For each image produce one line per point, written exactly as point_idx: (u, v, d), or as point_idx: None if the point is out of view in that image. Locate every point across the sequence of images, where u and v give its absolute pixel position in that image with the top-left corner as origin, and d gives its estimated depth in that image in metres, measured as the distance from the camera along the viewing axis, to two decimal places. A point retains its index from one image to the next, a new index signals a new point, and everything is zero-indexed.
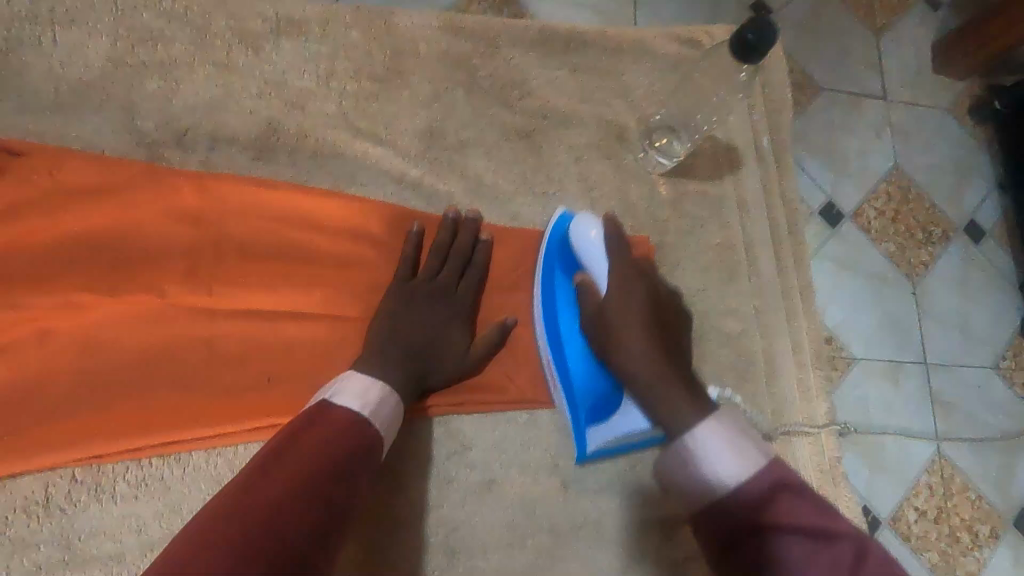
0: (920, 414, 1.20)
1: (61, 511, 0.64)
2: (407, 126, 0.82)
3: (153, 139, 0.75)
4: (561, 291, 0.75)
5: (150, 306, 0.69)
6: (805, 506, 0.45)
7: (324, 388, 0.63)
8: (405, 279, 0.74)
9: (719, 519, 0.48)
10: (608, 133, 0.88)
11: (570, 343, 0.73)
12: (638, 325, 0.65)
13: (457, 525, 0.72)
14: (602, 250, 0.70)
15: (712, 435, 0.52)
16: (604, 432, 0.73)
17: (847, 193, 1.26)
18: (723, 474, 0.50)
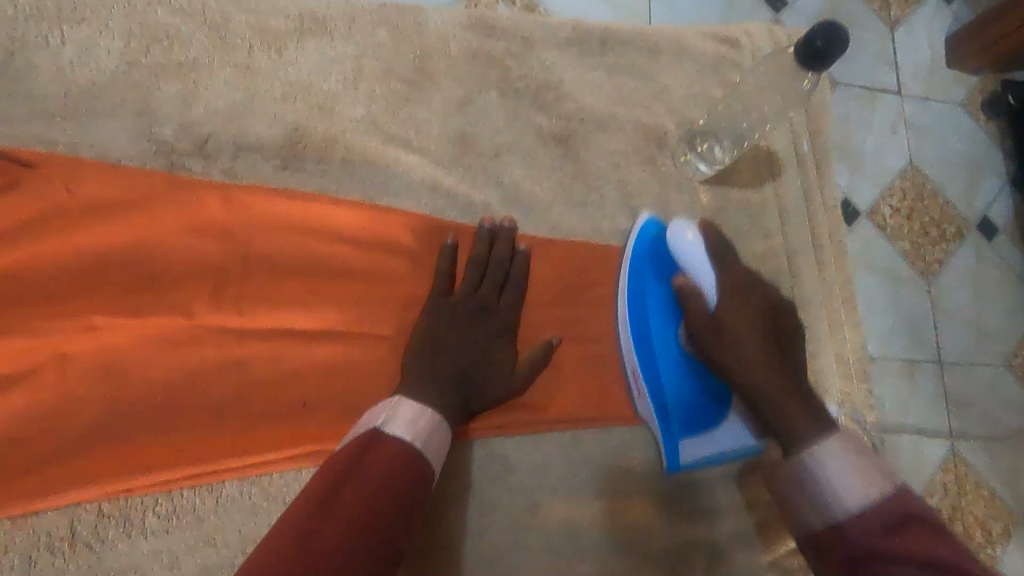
0: (933, 413, 1.19)
1: (88, 547, 0.60)
2: (440, 131, 0.78)
3: (173, 146, 0.70)
4: (651, 297, 0.74)
5: (177, 328, 0.65)
6: (935, 542, 0.43)
7: (374, 413, 0.59)
8: (442, 295, 0.71)
9: (838, 540, 0.48)
10: (647, 137, 0.84)
11: (663, 351, 0.73)
12: (751, 335, 0.66)
13: (502, 551, 0.69)
14: (701, 251, 0.70)
15: (834, 458, 0.51)
16: (695, 443, 0.73)
17: (863, 190, 1.24)
18: (842, 497, 0.49)
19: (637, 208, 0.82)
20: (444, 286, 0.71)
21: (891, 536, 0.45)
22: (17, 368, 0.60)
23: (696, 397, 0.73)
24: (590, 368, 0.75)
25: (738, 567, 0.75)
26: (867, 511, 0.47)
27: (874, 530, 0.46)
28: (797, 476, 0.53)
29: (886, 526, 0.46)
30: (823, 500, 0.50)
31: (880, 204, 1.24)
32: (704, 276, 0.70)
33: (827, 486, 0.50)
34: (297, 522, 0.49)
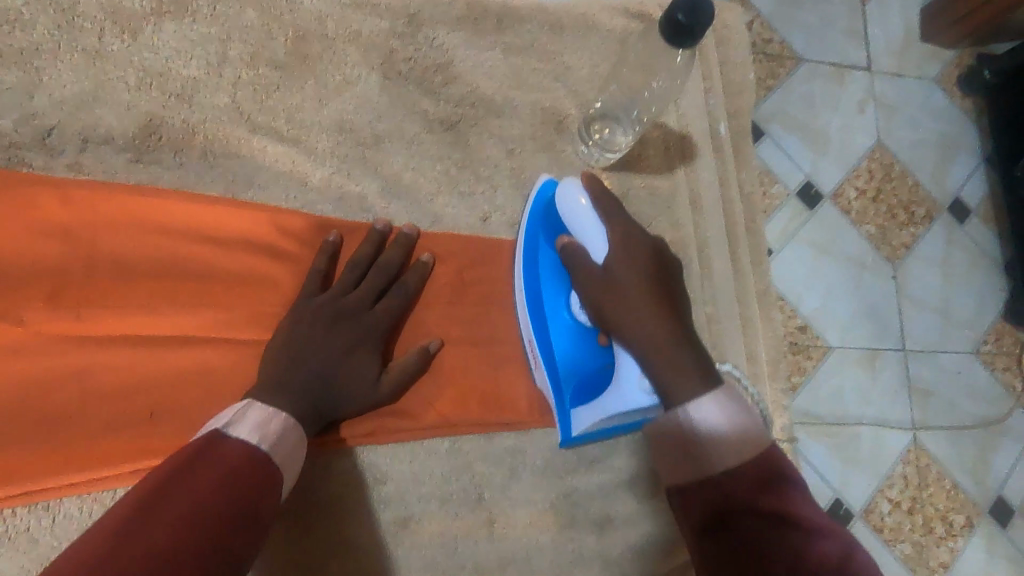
0: (895, 402, 1.14)
1: None
2: (314, 119, 0.73)
3: (11, 139, 0.65)
4: (544, 258, 0.69)
5: (9, 337, 0.61)
6: (800, 501, 0.49)
7: (217, 415, 0.54)
8: (311, 294, 0.66)
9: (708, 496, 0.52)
10: (545, 121, 0.79)
11: (554, 314, 0.68)
12: (643, 289, 0.61)
13: (371, 567, 0.65)
14: (590, 212, 0.63)
15: (714, 411, 0.55)
16: (590, 414, 0.67)
17: (825, 172, 1.17)
18: (720, 451, 0.54)
19: (533, 198, 0.77)
20: (315, 283, 0.66)
21: (762, 494, 0.50)
22: None
23: (586, 364, 0.67)
24: (474, 371, 0.71)
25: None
26: (747, 472, 0.52)
27: (746, 490, 0.51)
28: (681, 433, 0.56)
29: (757, 489, 0.51)
30: (700, 453, 0.54)
31: (847, 186, 1.18)
32: (590, 232, 0.63)
33: (721, 437, 0.54)
34: (119, 520, 0.42)
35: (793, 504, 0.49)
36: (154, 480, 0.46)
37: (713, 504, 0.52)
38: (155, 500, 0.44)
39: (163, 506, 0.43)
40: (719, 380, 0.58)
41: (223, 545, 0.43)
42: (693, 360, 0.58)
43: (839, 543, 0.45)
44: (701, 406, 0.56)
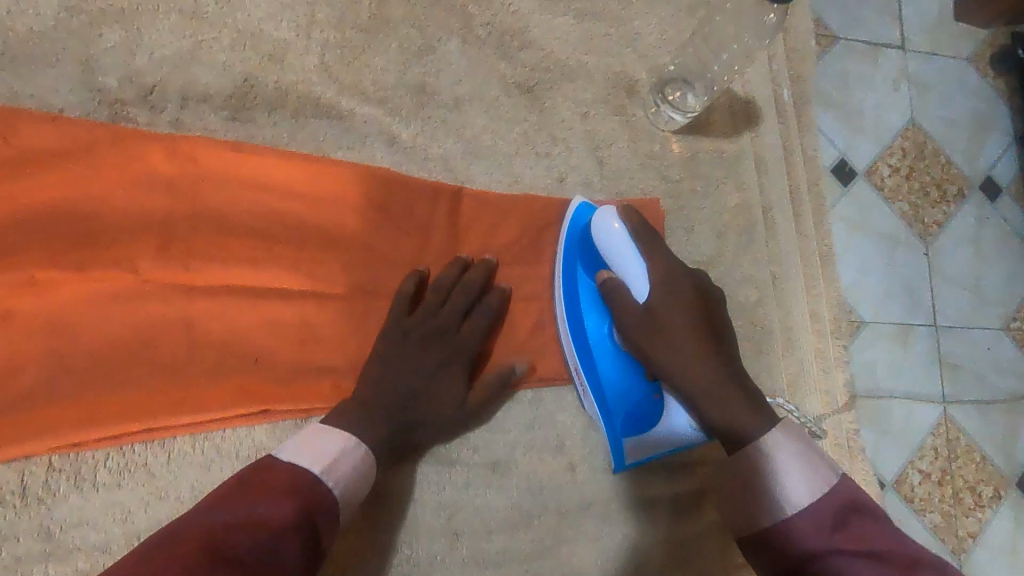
0: (927, 379, 1.16)
1: (39, 501, 0.60)
2: (397, 81, 0.75)
3: (116, 97, 0.68)
4: (583, 287, 0.71)
5: (123, 284, 0.64)
6: (873, 529, 0.50)
7: (279, 445, 0.56)
8: (411, 295, 0.68)
9: (784, 546, 0.52)
10: (617, 86, 0.81)
11: (599, 348, 0.69)
12: (685, 322, 0.64)
13: (460, 508, 0.68)
14: (627, 241, 0.65)
15: (776, 454, 0.56)
16: (642, 442, 0.68)
17: (861, 150, 1.19)
18: (794, 489, 0.54)
19: (606, 159, 0.79)
20: (415, 278, 0.69)
21: (840, 528, 0.50)
22: None
23: (636, 391, 0.68)
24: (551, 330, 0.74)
25: (703, 524, 0.74)
26: (818, 508, 0.52)
27: (822, 528, 0.51)
28: (754, 466, 0.57)
29: (834, 524, 0.51)
30: (770, 501, 0.54)
31: (879, 164, 1.19)
32: (631, 269, 0.65)
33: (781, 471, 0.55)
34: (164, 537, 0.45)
35: (872, 534, 0.49)
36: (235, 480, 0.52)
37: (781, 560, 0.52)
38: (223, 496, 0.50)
39: (227, 498, 0.49)
40: (769, 409, 0.62)
41: (263, 545, 0.46)
42: (740, 400, 0.62)
43: (935, 566, 0.46)
44: (765, 445, 0.57)
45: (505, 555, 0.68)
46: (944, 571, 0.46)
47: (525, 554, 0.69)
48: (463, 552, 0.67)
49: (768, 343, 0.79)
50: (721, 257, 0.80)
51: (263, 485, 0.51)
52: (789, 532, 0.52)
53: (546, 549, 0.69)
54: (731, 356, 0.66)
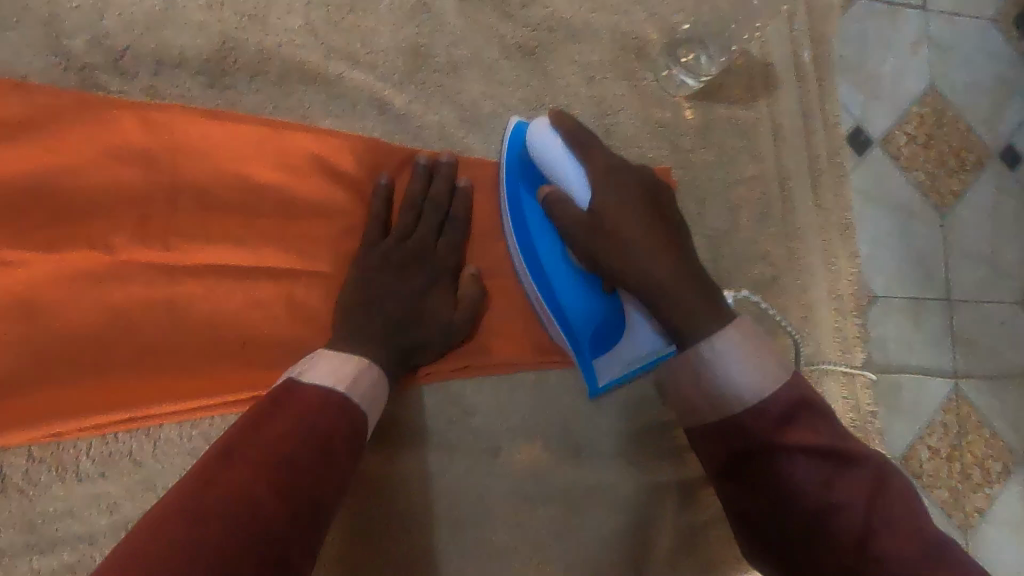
0: (938, 352, 1.12)
1: (21, 492, 0.58)
2: (388, 43, 0.70)
3: (85, 62, 0.63)
4: (529, 210, 0.65)
5: (99, 265, 0.60)
6: (822, 429, 0.50)
7: (293, 365, 0.54)
8: (377, 240, 0.64)
9: (731, 431, 0.52)
10: (625, 47, 0.75)
11: (555, 270, 0.65)
12: (641, 229, 0.60)
13: (461, 495, 0.66)
14: (562, 146, 0.61)
15: (725, 346, 0.53)
16: (610, 360, 0.66)
17: (878, 115, 1.12)
18: (749, 385, 0.51)
19: (613, 128, 0.74)
20: (376, 233, 0.64)
21: (787, 427, 0.50)
22: None
23: (598, 309, 0.64)
24: None
25: (713, 510, 0.71)
26: (772, 400, 0.50)
27: (770, 426, 0.50)
28: (699, 364, 0.53)
29: (782, 422, 0.50)
30: (726, 392, 0.52)
31: (896, 132, 1.13)
32: (572, 176, 0.61)
33: (737, 371, 0.51)
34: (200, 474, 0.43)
35: (818, 434, 0.49)
36: (231, 436, 0.46)
37: (732, 444, 0.52)
38: (225, 460, 0.44)
39: (234, 467, 0.43)
40: (728, 309, 0.57)
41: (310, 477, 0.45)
42: (693, 289, 0.57)
43: (869, 470, 0.48)
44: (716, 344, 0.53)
45: (508, 543, 0.66)
46: (881, 478, 0.48)
47: (528, 542, 0.67)
48: (465, 540, 0.65)
49: (781, 322, 0.76)
50: (734, 232, 0.76)
51: (272, 446, 0.45)
52: (745, 427, 0.51)
53: (551, 537, 0.67)
54: (693, 262, 0.60)
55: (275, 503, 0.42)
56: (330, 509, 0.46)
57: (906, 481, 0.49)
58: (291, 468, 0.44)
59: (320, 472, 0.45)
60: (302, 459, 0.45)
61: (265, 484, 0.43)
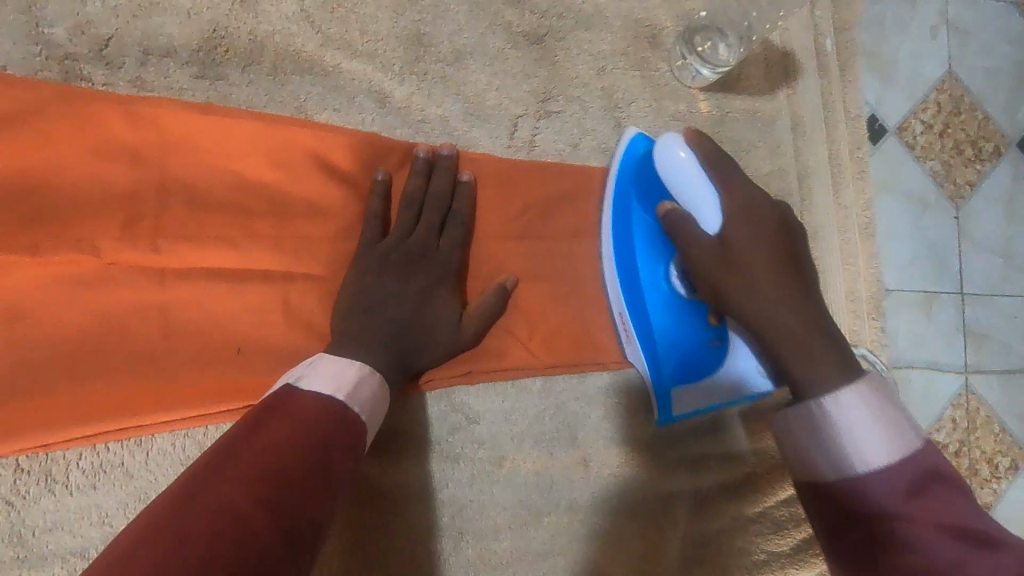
0: (949, 345, 1.09)
1: (9, 504, 0.56)
2: (387, 31, 0.66)
3: (67, 51, 0.59)
4: (636, 224, 0.64)
5: (86, 268, 0.57)
6: (954, 505, 0.40)
7: (292, 371, 0.52)
8: (375, 239, 0.61)
9: (853, 533, 0.42)
10: (637, 35, 0.71)
11: (651, 288, 0.64)
12: (767, 261, 0.56)
13: (465, 505, 0.64)
14: (697, 172, 0.56)
15: (853, 410, 0.46)
16: (697, 388, 0.65)
17: (894, 104, 1.08)
18: (870, 449, 0.44)
19: (624, 121, 0.70)
20: (375, 232, 0.61)
21: (918, 493, 0.41)
22: None
23: (690, 338, 0.63)
24: (563, 312, 0.67)
25: (724, 518, 0.69)
26: (878, 470, 0.43)
27: (899, 491, 0.41)
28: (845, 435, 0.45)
29: (914, 488, 0.41)
30: (841, 455, 0.45)
31: (912, 120, 1.09)
32: (699, 200, 0.57)
33: (856, 430, 0.45)
34: (197, 473, 0.41)
35: (959, 510, 0.39)
36: (220, 444, 0.43)
37: (846, 537, 0.43)
38: (214, 469, 0.41)
39: (224, 475, 0.40)
40: (852, 355, 0.52)
41: (308, 487, 0.42)
42: (821, 338, 0.53)
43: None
44: (842, 398, 0.47)
45: (513, 554, 0.64)
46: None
47: (534, 552, 0.65)
48: (468, 551, 0.63)
49: None
50: None
51: (263, 457, 0.42)
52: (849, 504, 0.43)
53: (557, 547, 0.65)
54: (818, 306, 0.56)
55: (264, 516, 0.39)
56: (322, 528, 0.43)
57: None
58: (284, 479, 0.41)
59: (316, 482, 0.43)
60: (297, 469, 0.42)
61: (254, 495, 0.39)
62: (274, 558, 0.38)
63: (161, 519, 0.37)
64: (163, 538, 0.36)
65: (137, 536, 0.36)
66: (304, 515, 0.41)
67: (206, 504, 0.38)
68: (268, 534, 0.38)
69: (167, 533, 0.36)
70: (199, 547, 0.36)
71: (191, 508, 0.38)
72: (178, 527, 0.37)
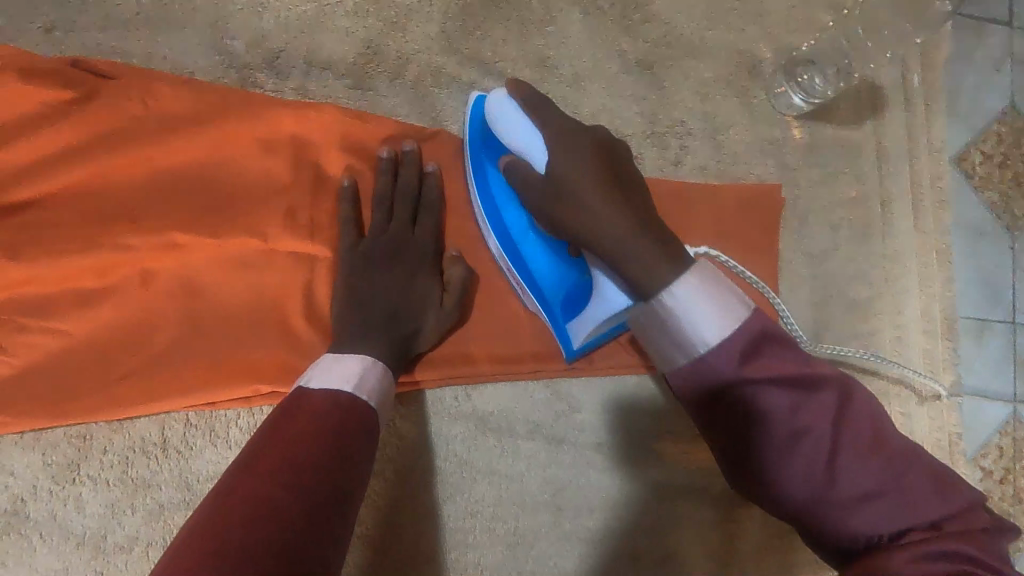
0: (997, 373, 1.00)
1: (178, 453, 0.64)
2: (517, 53, 0.73)
3: (244, 62, 0.68)
4: (493, 182, 0.65)
5: (251, 249, 0.64)
6: (787, 358, 0.48)
7: (306, 369, 0.56)
8: (354, 242, 0.64)
9: (696, 380, 0.49)
10: (738, 64, 0.77)
11: (523, 238, 0.65)
12: (591, 182, 0.54)
13: (565, 484, 0.70)
14: (517, 114, 0.59)
15: (687, 298, 0.49)
16: (581, 324, 0.63)
17: (951, 134, 1.01)
18: (710, 329, 0.47)
19: (723, 143, 0.76)
20: (352, 235, 0.65)
21: (751, 359, 0.47)
22: (105, 283, 0.62)
23: (568, 274, 0.64)
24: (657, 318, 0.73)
25: None
26: (731, 341, 0.47)
27: (734, 358, 0.47)
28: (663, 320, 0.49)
29: (746, 354, 0.47)
30: (687, 344, 0.49)
31: (972, 150, 1.02)
32: (523, 136, 0.58)
33: (686, 323, 0.48)
34: (238, 467, 0.47)
35: (786, 363, 0.48)
36: (250, 446, 0.49)
37: (707, 390, 0.49)
38: (245, 466, 0.46)
39: (251, 470, 0.46)
40: (688, 256, 0.53)
41: (331, 473, 0.47)
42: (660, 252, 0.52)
43: (836, 390, 0.47)
44: (676, 293, 0.49)
45: (607, 532, 0.71)
46: (846, 397, 0.48)
47: (625, 533, 0.71)
48: (566, 526, 0.70)
49: (874, 340, 0.78)
50: (834, 250, 0.78)
51: (281, 451, 0.47)
52: (702, 371, 0.48)
53: (646, 529, 0.71)
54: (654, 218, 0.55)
55: (290, 501, 0.44)
56: (350, 505, 0.48)
57: (865, 392, 0.50)
58: (303, 467, 0.47)
59: (332, 466, 0.47)
60: (314, 458, 0.47)
61: (281, 483, 0.45)
62: (313, 535, 0.43)
63: (214, 508, 0.43)
64: (218, 525, 0.42)
65: (198, 525, 0.42)
66: (332, 496, 0.46)
67: (244, 494, 0.44)
68: (301, 515, 0.44)
69: (222, 519, 0.42)
70: (240, 531, 0.41)
71: (234, 499, 0.43)
72: (228, 513, 0.42)
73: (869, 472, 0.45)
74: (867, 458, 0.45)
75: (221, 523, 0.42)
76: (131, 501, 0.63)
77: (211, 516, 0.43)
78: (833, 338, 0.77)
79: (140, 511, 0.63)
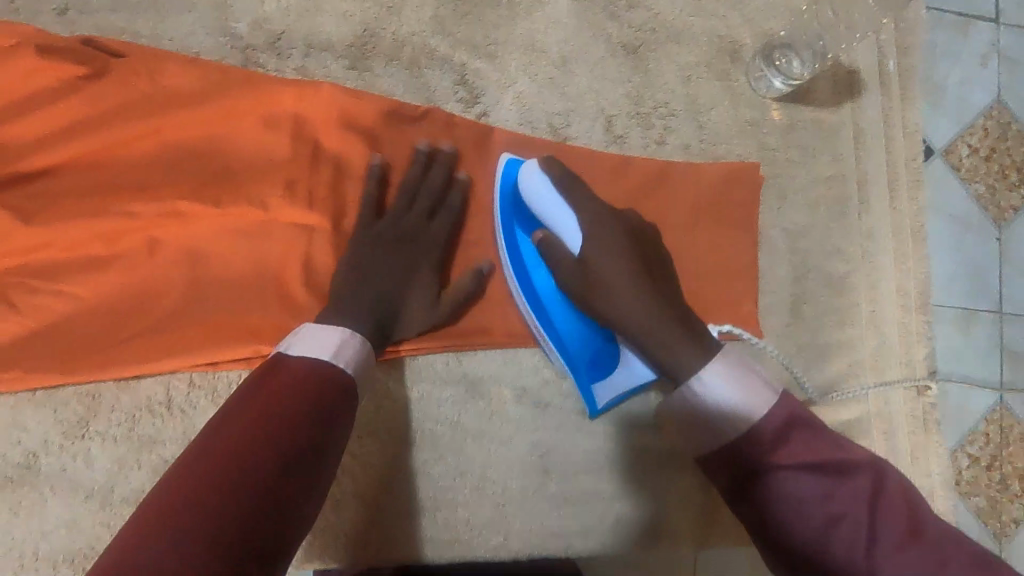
0: (985, 362, 1.02)
1: (182, 411, 0.67)
2: (508, 37, 0.77)
3: (247, 42, 0.71)
4: (523, 247, 0.69)
5: (253, 219, 0.67)
6: (815, 443, 0.53)
7: (283, 340, 0.58)
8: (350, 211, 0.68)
9: (730, 463, 0.54)
10: (721, 49, 0.81)
11: (553, 304, 0.69)
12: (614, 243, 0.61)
13: (551, 447, 0.73)
14: (554, 193, 0.64)
15: (716, 381, 0.55)
16: (606, 386, 0.70)
17: (938, 127, 1.05)
18: (740, 412, 0.53)
19: (705, 124, 0.80)
20: None
21: (781, 445, 0.52)
22: (114, 248, 0.65)
23: (596, 340, 0.69)
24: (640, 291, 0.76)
25: None
26: (762, 422, 0.53)
27: (765, 441, 0.52)
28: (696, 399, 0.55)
29: (777, 439, 0.52)
30: (718, 423, 0.54)
31: (959, 143, 1.05)
32: (563, 218, 0.64)
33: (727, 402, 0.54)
34: (224, 418, 0.50)
35: (816, 448, 0.52)
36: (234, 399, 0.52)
37: (737, 467, 0.53)
38: (223, 427, 0.49)
39: (208, 457, 0.46)
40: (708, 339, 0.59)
41: (309, 428, 0.51)
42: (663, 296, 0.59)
43: (871, 476, 0.51)
44: (704, 378, 0.55)
45: (591, 494, 0.73)
46: (881, 482, 0.51)
47: (609, 495, 0.74)
48: (552, 487, 0.73)
49: (851, 315, 0.81)
50: (812, 227, 0.81)
51: (263, 405, 0.50)
52: (739, 450, 0.53)
53: (629, 491, 0.74)
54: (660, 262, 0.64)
55: (271, 452, 0.47)
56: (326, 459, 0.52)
57: (901, 477, 0.52)
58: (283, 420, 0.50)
59: (310, 422, 0.51)
60: (294, 414, 0.50)
61: (262, 435, 0.48)
62: (289, 485, 0.47)
63: (200, 454, 0.47)
64: (203, 471, 0.45)
65: (185, 469, 0.46)
66: (309, 450, 0.50)
67: (228, 443, 0.47)
68: (279, 466, 0.47)
69: (206, 466, 0.46)
70: (224, 479, 0.45)
71: (218, 449, 0.47)
72: (212, 461, 0.46)
73: (910, 562, 0.46)
74: (906, 546, 0.47)
75: (206, 470, 0.46)
76: (137, 457, 0.66)
77: (197, 461, 0.47)
78: (811, 312, 0.80)
79: (146, 467, 0.66)
